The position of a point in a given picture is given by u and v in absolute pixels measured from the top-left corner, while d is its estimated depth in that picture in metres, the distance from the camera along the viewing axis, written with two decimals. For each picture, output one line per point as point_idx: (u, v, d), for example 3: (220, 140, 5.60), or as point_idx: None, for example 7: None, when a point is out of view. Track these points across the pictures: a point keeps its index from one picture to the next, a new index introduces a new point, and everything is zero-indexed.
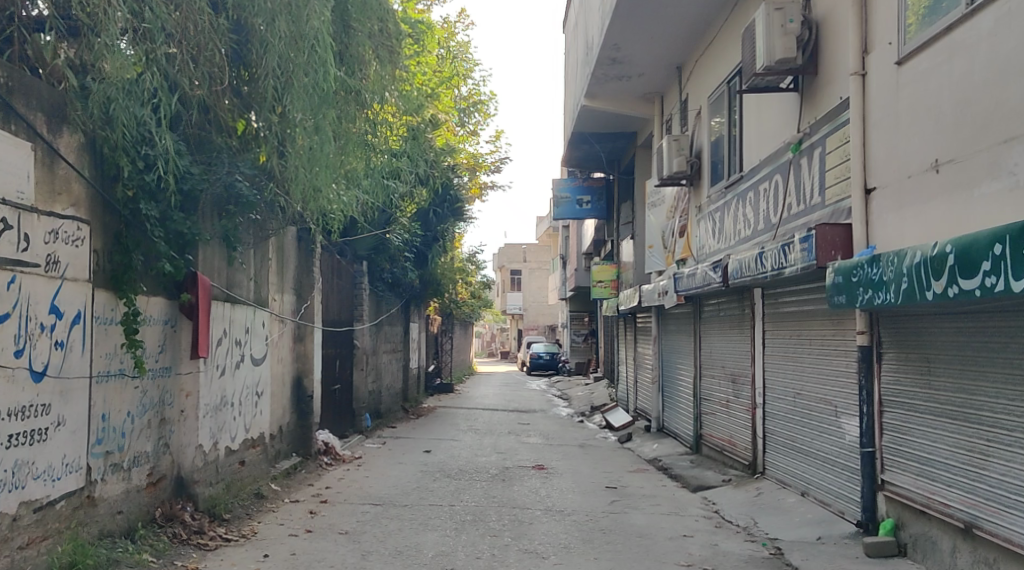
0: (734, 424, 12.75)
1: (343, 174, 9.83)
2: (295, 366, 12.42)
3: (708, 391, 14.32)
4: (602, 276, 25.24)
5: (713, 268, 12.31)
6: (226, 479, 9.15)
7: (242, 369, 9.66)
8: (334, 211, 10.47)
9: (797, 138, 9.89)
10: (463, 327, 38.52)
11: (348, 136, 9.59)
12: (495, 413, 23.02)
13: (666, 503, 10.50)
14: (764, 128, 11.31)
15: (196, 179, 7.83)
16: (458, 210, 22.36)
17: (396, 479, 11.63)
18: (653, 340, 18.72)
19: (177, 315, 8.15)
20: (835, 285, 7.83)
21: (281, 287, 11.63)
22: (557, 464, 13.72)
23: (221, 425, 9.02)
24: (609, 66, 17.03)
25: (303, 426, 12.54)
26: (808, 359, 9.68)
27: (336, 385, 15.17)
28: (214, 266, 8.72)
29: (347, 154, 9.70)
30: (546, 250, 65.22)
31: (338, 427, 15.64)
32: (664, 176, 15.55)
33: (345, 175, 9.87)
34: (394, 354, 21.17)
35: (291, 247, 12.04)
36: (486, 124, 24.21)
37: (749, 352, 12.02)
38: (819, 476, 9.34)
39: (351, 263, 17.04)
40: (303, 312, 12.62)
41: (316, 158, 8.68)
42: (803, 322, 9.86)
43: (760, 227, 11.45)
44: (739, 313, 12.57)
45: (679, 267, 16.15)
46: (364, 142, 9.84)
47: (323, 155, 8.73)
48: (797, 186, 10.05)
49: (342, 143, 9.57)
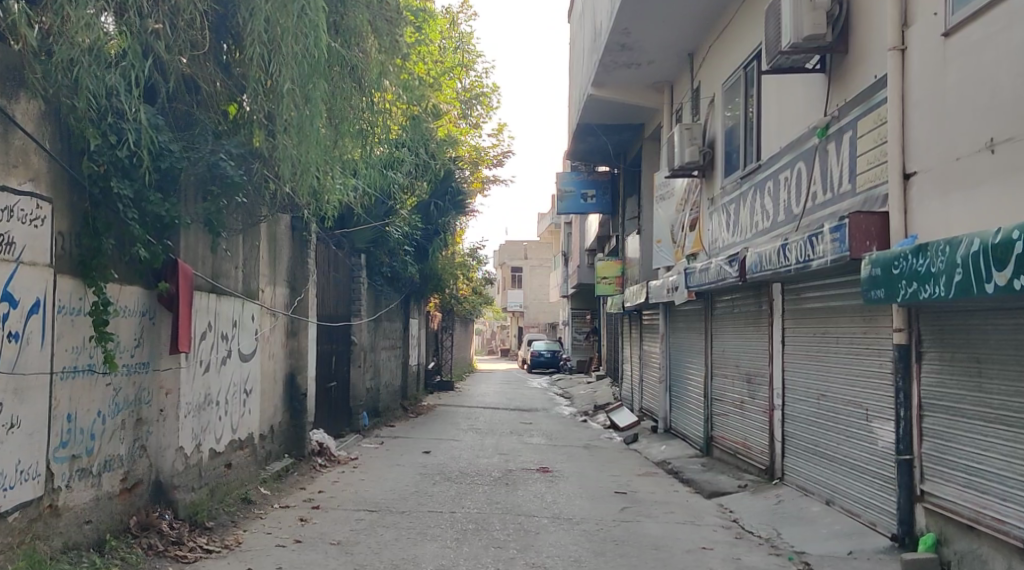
0: (749, 426, 12.12)
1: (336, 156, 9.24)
2: (287, 362, 11.79)
3: (720, 391, 13.69)
4: (607, 273, 24.43)
5: (729, 261, 11.67)
6: (210, 483, 8.53)
7: (229, 365, 9.04)
8: (326, 198, 9.88)
9: (824, 122, 9.28)
10: (463, 323, 37.86)
11: (342, 113, 9.02)
12: (496, 412, 22.38)
13: (680, 511, 9.87)
14: (787, 113, 10.68)
15: (175, 158, 7.24)
16: (460, 203, 21.69)
17: (394, 483, 11.00)
18: (661, 337, 18.07)
19: (155, 306, 7.53)
20: (872, 278, 7.21)
21: (273, 278, 11.00)
22: (562, 467, 13.08)
23: (205, 426, 8.40)
24: (618, 52, 16.38)
25: (296, 426, 11.92)
26: (834, 359, 9.06)
27: (332, 382, 14.51)
28: (197, 254, 8.09)
29: (341, 134, 9.12)
30: (547, 248, 64.55)
31: (334, 427, 15.00)
32: (675, 167, 14.90)
33: (339, 158, 9.29)
34: (392, 351, 20.52)
35: (283, 237, 11.40)
36: (488, 116, 23.55)
37: (767, 351, 11.39)
38: (847, 484, 8.73)
39: (348, 256, 16.40)
40: (297, 306, 11.99)
41: (308, 135, 8.03)
42: (828, 319, 9.24)
43: (780, 217, 10.82)
44: (755, 310, 11.94)
45: (689, 261, 15.51)
46: (360, 123, 9.26)
47: (315, 134, 8.07)
48: (823, 174, 9.43)
49: (335, 120, 9.00)
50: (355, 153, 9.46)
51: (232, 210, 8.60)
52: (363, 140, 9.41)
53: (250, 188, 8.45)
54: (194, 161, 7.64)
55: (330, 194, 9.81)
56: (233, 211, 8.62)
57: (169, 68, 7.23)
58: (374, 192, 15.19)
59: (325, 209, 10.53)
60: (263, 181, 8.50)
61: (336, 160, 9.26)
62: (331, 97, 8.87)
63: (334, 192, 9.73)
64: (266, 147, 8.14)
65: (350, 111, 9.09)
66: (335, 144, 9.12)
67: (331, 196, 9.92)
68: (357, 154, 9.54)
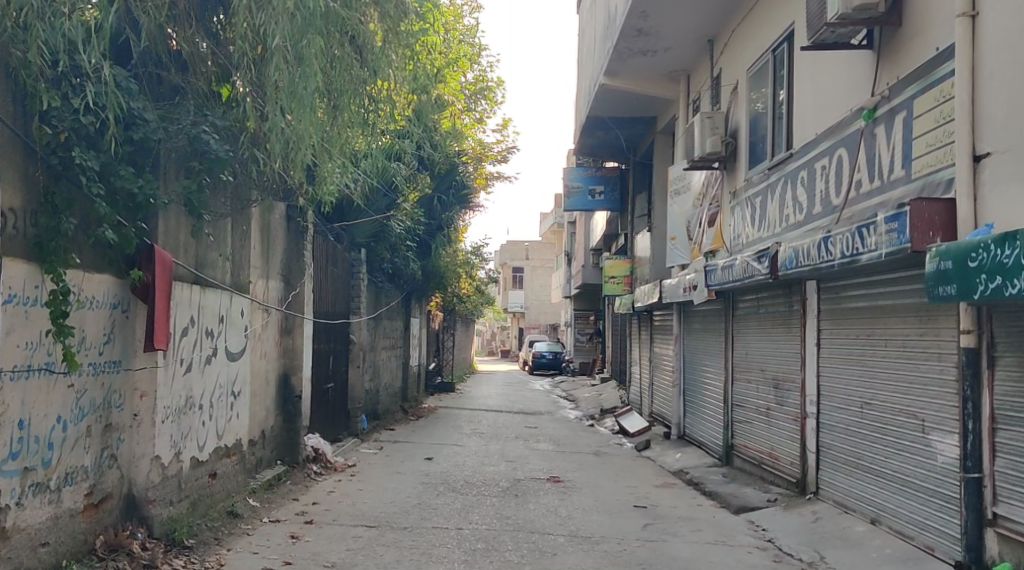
0: (777, 435, 11.28)
1: (332, 127, 8.54)
2: (280, 361, 10.95)
3: (742, 397, 12.84)
4: (613, 272, 23.59)
5: (758, 257, 10.83)
6: (192, 496, 7.68)
7: (215, 364, 8.20)
8: (323, 175, 9.16)
9: (871, 104, 8.50)
10: (464, 324, 37.02)
11: (341, 80, 8.34)
12: (499, 416, 21.52)
13: (709, 529, 9.02)
14: (827, 96, 9.90)
15: (149, 129, 6.46)
16: (464, 197, 20.83)
17: (395, 494, 10.16)
18: (674, 339, 17.22)
19: (129, 298, 6.70)
20: (939, 271, 6.36)
21: (265, 270, 10.17)
22: (574, 476, 12.24)
23: (187, 433, 7.56)
24: (634, 38, 15.55)
25: (289, 431, 11.08)
26: (882, 364, 8.25)
27: (328, 384, 13.64)
28: (177, 239, 7.26)
29: (339, 105, 8.41)
30: (549, 248, 63.77)
31: (330, 431, 14.14)
32: (694, 159, 14.06)
33: (337, 130, 8.58)
34: (392, 351, 19.66)
35: (277, 227, 10.58)
36: (494, 111, 22.73)
37: (799, 354, 10.56)
38: (898, 502, 7.91)
39: (348, 250, 15.57)
40: (291, 302, 11.17)
41: (303, 106, 7.34)
42: (876, 320, 8.43)
43: (817, 208, 10.01)
44: (785, 310, 11.11)
45: (708, 258, 14.64)
46: (360, 93, 8.55)
47: (308, 104, 7.38)
48: (870, 160, 8.62)
49: (331, 86, 8.29)
50: (354, 126, 8.75)
51: (217, 191, 7.81)
52: (361, 111, 8.69)
53: (234, 166, 7.70)
54: (172, 133, 6.89)
55: (324, 171, 9.08)
56: (219, 192, 7.83)
57: (144, 26, 6.44)
58: (375, 182, 14.37)
59: (320, 192, 9.82)
60: (252, 157, 7.78)
61: (332, 131, 8.55)
62: (327, 62, 8.14)
63: (330, 170, 9.02)
64: (255, 121, 7.42)
65: (349, 79, 8.38)
66: (329, 114, 8.41)
67: (326, 173, 9.16)
68: (356, 129, 8.82)
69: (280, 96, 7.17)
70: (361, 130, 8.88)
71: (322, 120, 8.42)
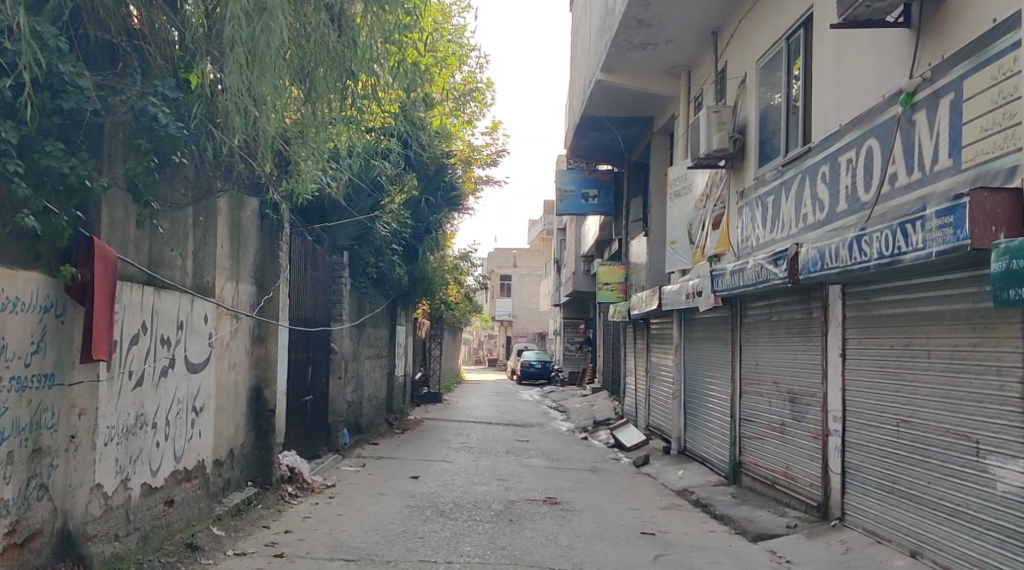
0: (793, 454, 10.38)
1: (303, 98, 8.16)
2: (251, 373, 10.00)
3: (752, 411, 11.95)
4: (608, 278, 22.66)
5: (775, 260, 9.90)
6: (144, 528, 6.78)
7: (173, 377, 7.27)
8: (296, 158, 8.76)
9: (910, 89, 7.61)
10: (451, 332, 36.12)
11: (314, 47, 7.86)
12: (488, 428, 20.61)
13: (726, 561, 8.15)
14: (855, 82, 9.01)
15: (82, 98, 5.88)
16: (453, 199, 19.90)
17: (377, 520, 9.21)
18: (676, 349, 16.07)
19: (63, 300, 6.00)
20: (1010, 272, 5.63)
21: (234, 272, 9.28)
22: (572, 497, 11.32)
23: (136, 456, 6.68)
24: (634, 29, 14.67)
25: (261, 449, 10.14)
26: (921, 379, 7.53)
27: (307, 397, 12.69)
28: (118, 231, 6.40)
29: (310, 77, 8.02)
30: (536, 255, 62.88)
31: (309, 447, 13.20)
32: (699, 157, 13.11)
33: (310, 102, 8.18)
34: (376, 360, 18.70)
35: (245, 226, 9.64)
36: (483, 113, 21.84)
37: (819, 365, 9.69)
38: (943, 533, 7.25)
39: (328, 253, 14.66)
40: (263, 307, 10.23)
41: (266, 72, 6.68)
42: (913, 328, 7.67)
43: (842, 205, 9.13)
44: (803, 317, 10.21)
45: (713, 263, 13.73)
46: (338, 64, 8.03)
47: (271, 72, 6.71)
48: (908, 150, 7.75)
49: (300, 54, 7.85)
50: (330, 99, 8.20)
51: (168, 176, 6.96)
52: (339, 80, 8.13)
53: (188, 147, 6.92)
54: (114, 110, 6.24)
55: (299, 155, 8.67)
56: (173, 177, 7.01)
57: None
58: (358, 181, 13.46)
59: (293, 180, 9.41)
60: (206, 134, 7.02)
61: (307, 107, 8.21)
62: (290, 31, 7.71)
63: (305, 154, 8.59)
64: (208, 90, 6.68)
65: (322, 46, 7.89)
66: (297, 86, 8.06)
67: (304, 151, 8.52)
68: (332, 103, 8.25)
69: (239, 53, 6.49)
70: (340, 106, 8.29)
71: (290, 93, 8.07)
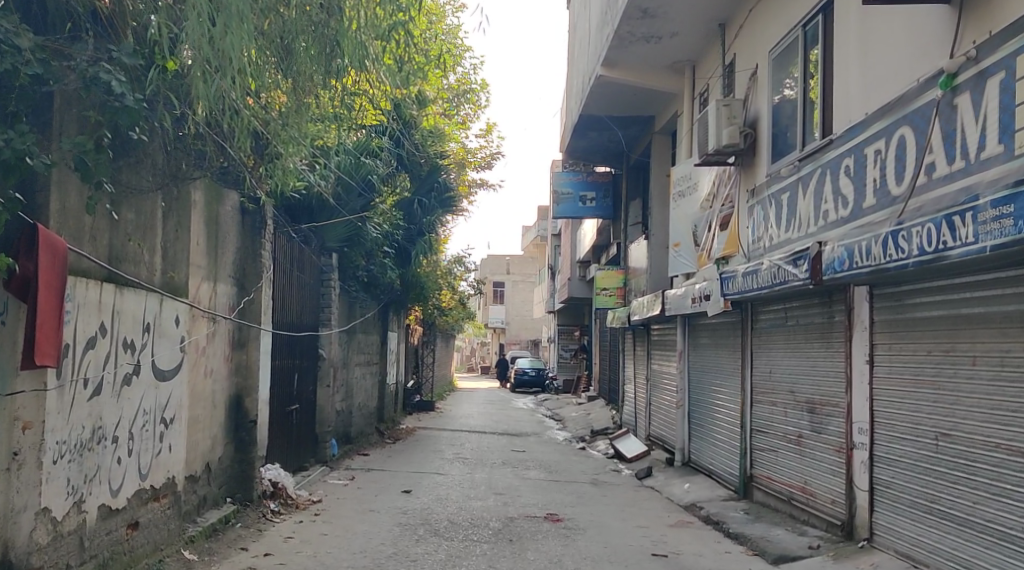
0: (813, 468, 9.68)
1: (281, 74, 7.55)
2: (230, 381, 9.28)
3: (764, 422, 11.27)
4: (606, 283, 21.95)
5: (796, 260, 9.21)
6: (102, 555, 6.12)
7: (138, 385, 6.58)
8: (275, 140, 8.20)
9: (952, 69, 7.01)
10: (445, 339, 35.39)
11: (296, 17, 7.30)
12: (483, 438, 19.91)
13: None
14: (887, 66, 8.33)
15: (20, 60, 5.37)
16: (446, 201, 19.20)
17: (366, 540, 8.49)
18: (679, 355, 15.42)
19: (3, 298, 5.30)
20: None
21: (211, 271, 8.59)
22: (575, 514, 10.63)
23: (92, 475, 6.01)
24: (638, 20, 13.99)
25: (241, 463, 9.42)
26: (966, 388, 7.03)
27: (292, 406, 11.97)
28: (59, 218, 5.75)
29: (289, 51, 7.45)
30: (530, 261, 62.19)
31: (295, 459, 12.47)
32: (708, 152, 12.41)
33: (290, 78, 7.61)
34: (367, 368, 17.99)
35: (222, 221, 8.94)
36: (478, 115, 21.17)
37: (843, 372, 9.01)
38: (993, 559, 6.72)
39: (316, 255, 13.94)
40: (243, 310, 9.51)
41: (241, 29, 6.25)
42: (958, 332, 7.12)
43: (871, 199, 8.45)
44: (824, 322, 9.51)
45: (721, 265, 13.03)
46: (320, 34, 7.47)
47: (240, 36, 6.24)
48: (948, 138, 7.13)
49: (280, 23, 7.27)
50: (311, 74, 7.63)
51: (128, 156, 6.37)
52: (324, 57, 7.58)
53: (147, 120, 6.39)
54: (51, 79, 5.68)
55: (279, 136, 8.13)
56: (135, 154, 6.46)
57: None
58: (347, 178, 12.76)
59: (272, 165, 8.80)
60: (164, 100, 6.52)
61: (291, 88, 7.69)
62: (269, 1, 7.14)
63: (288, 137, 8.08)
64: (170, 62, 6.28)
65: (304, 15, 7.32)
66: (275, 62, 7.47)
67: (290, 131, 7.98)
68: (314, 79, 7.68)
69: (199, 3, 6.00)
70: (323, 81, 7.71)
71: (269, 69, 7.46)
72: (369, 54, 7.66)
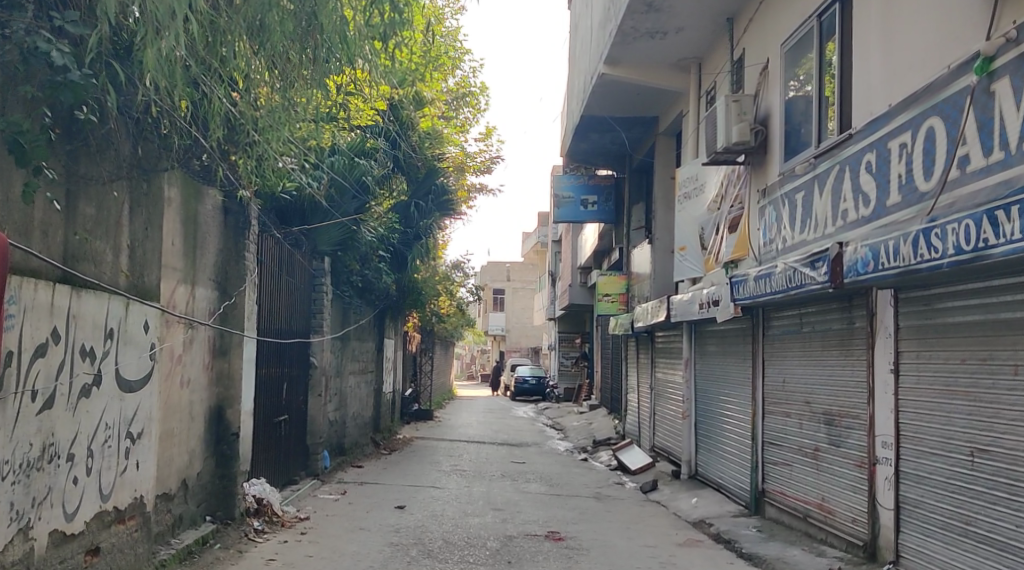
0: (831, 485, 9.10)
1: (251, 48, 7.00)
2: (210, 393, 8.71)
3: (777, 435, 10.69)
4: (609, 289, 21.35)
5: (814, 262, 8.63)
6: None
7: (99, 398, 6.10)
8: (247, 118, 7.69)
9: (988, 52, 6.47)
10: (444, 346, 34.82)
11: None
12: (482, 448, 19.32)
13: None
14: (914, 53, 7.77)
15: None
16: (444, 204, 18.58)
17: (354, 563, 7.90)
18: (685, 364, 14.83)
19: None
20: None
21: (189, 274, 8.05)
22: (577, 532, 10.04)
23: (41, 498, 5.57)
24: (643, 15, 13.44)
25: (222, 479, 8.85)
26: (1006, 400, 6.49)
27: (280, 418, 11.38)
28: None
29: (263, 25, 6.91)
30: (531, 269, 61.67)
31: (284, 473, 11.88)
32: (717, 151, 11.84)
33: (264, 55, 7.08)
34: (362, 376, 17.40)
35: (201, 221, 8.38)
36: (477, 119, 20.63)
37: (865, 382, 8.43)
38: None
39: (308, 259, 13.36)
40: (224, 315, 8.93)
41: None
42: (998, 339, 6.58)
43: (895, 196, 7.87)
44: (843, 329, 8.94)
45: (730, 269, 12.42)
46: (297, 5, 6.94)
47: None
48: (983, 127, 6.58)
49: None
50: (285, 49, 7.12)
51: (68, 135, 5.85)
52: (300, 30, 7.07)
53: (97, 99, 5.96)
54: None
55: (259, 119, 7.64)
56: (89, 142, 6.00)
57: None
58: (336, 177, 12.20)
59: (246, 151, 8.23)
60: (114, 75, 6.10)
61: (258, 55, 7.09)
62: None
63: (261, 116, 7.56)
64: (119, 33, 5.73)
65: None
66: (248, 35, 6.93)
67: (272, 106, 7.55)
68: (288, 55, 7.19)
69: None
70: (301, 59, 7.23)
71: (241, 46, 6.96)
72: (348, 26, 7.13)
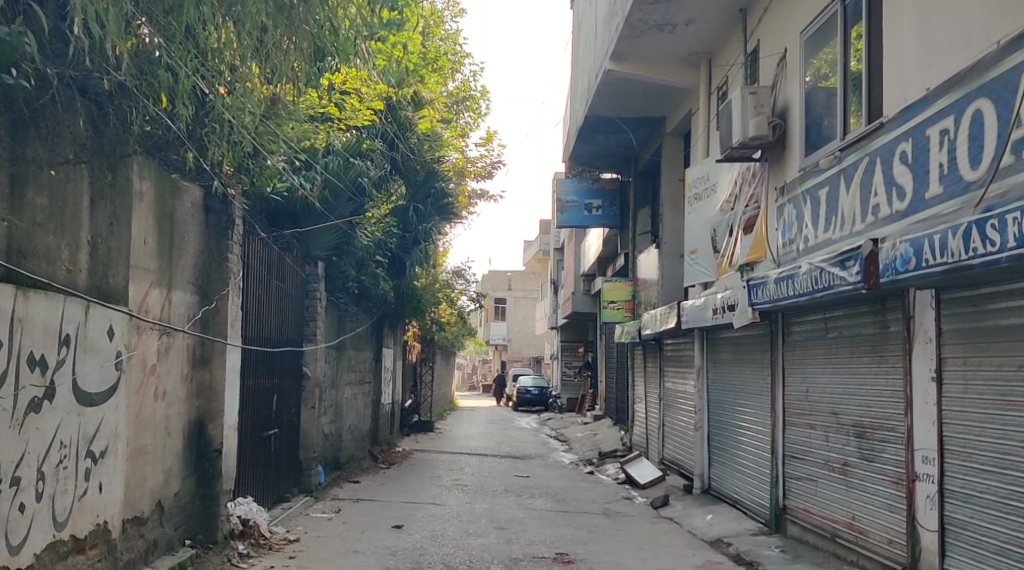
0: (862, 503, 8.41)
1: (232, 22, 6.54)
2: (188, 406, 8.04)
3: (800, 448, 9.99)
4: (614, 295, 20.67)
5: (846, 261, 7.95)
6: None
7: (51, 413, 5.75)
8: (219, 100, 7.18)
9: None
10: (444, 356, 34.10)
11: None
12: (484, 461, 18.61)
13: None
14: (956, 34, 7.15)
15: None
16: (444, 208, 17.85)
17: None
18: (696, 372, 14.13)
19: None
20: None
21: (165, 275, 7.43)
22: (586, 554, 9.34)
23: None
24: (651, 6, 12.79)
25: (203, 499, 8.17)
26: None
27: (269, 432, 10.68)
28: None
29: None
30: (532, 278, 61.00)
31: (274, 490, 11.18)
32: (731, 146, 11.17)
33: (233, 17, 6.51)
34: (359, 387, 16.71)
35: (177, 218, 7.71)
36: (478, 123, 19.99)
37: (901, 392, 7.76)
38: None
39: (301, 264, 12.67)
40: (203, 322, 8.25)
41: None
42: None
43: (934, 186, 7.23)
44: (875, 334, 8.26)
45: (746, 272, 11.74)
46: None
47: None
48: None
49: None
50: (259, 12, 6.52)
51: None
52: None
53: (30, 63, 5.52)
54: None
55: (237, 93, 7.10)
56: (21, 111, 5.62)
57: None
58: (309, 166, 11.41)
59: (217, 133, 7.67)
60: (53, 46, 5.74)
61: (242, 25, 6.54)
62: None
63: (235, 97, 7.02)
64: None
65: None
66: (222, 10, 6.41)
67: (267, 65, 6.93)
68: (264, 16, 6.60)
69: None
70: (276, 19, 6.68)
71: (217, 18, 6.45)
72: None
